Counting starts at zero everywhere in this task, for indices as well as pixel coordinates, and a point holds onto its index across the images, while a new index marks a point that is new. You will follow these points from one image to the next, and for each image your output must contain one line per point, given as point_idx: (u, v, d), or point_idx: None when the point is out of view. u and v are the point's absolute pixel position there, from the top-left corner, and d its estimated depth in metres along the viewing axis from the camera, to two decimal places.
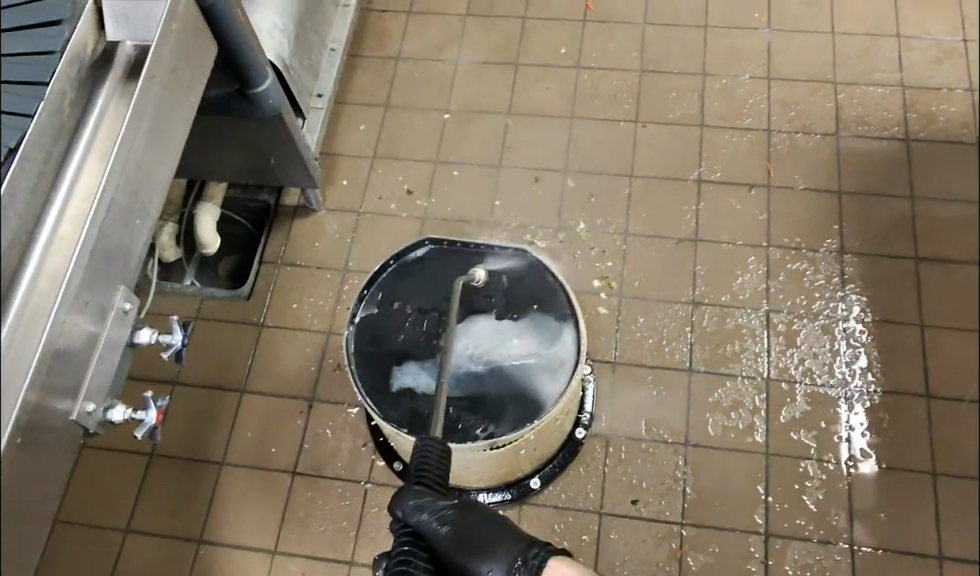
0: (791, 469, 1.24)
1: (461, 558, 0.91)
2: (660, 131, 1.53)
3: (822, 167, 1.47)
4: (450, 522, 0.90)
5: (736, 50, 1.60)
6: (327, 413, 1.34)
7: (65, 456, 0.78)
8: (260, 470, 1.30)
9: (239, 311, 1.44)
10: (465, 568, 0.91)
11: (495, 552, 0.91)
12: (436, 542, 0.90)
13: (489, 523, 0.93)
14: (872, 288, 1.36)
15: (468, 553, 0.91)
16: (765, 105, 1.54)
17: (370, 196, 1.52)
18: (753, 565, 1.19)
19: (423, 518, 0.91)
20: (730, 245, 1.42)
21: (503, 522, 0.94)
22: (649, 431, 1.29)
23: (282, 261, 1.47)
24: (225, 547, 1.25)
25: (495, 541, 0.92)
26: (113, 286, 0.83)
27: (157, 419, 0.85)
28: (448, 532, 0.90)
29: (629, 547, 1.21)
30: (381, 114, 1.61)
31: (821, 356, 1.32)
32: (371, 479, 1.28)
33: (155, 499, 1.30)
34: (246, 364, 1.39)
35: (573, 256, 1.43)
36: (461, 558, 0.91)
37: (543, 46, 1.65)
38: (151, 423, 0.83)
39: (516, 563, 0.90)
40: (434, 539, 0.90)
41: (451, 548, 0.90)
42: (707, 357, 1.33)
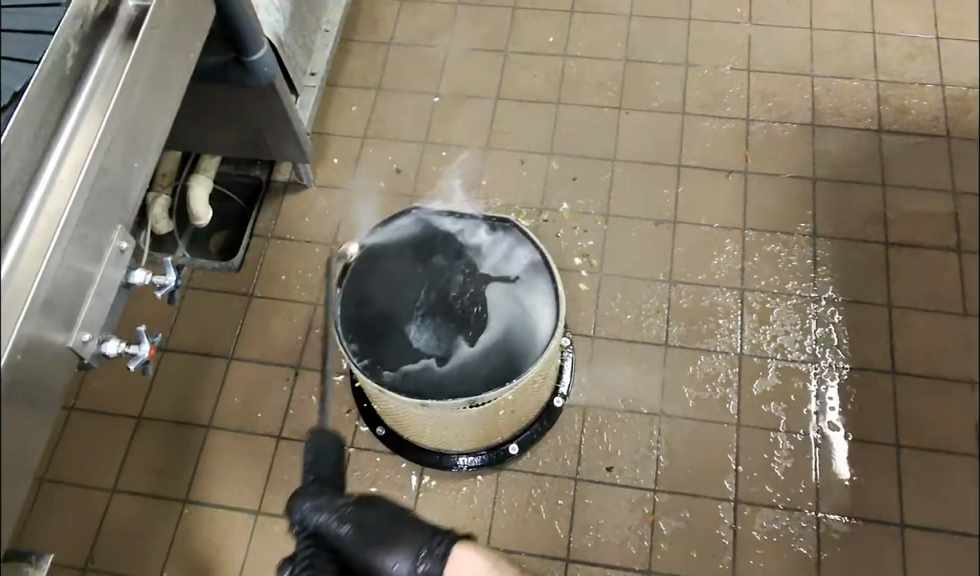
0: (760, 440, 1.29)
1: (367, 554, 0.98)
2: (643, 118, 1.58)
3: (797, 155, 1.52)
4: (350, 519, 0.99)
5: (718, 43, 1.65)
6: (313, 380, 1.37)
7: (63, 383, 0.81)
8: (245, 435, 1.34)
9: (229, 281, 1.47)
10: (368, 563, 0.98)
11: (401, 540, 0.98)
12: (338, 542, 0.99)
13: (383, 515, 1.00)
14: (843, 271, 1.41)
15: (368, 549, 0.98)
16: (745, 95, 1.59)
17: (359, 174, 1.56)
18: (722, 531, 1.23)
19: (322, 518, 1.01)
20: (708, 228, 1.46)
21: (400, 514, 1.01)
22: (625, 402, 1.32)
23: (272, 235, 1.51)
24: (210, 507, 1.28)
25: (398, 531, 0.98)
26: (112, 225, 0.87)
27: (149, 354, 0.90)
28: (348, 530, 0.99)
29: (603, 514, 1.25)
30: (372, 97, 1.65)
31: (792, 334, 1.37)
32: (354, 444, 1.32)
33: (142, 461, 1.32)
34: (234, 332, 1.42)
35: (556, 235, 1.47)
36: (366, 554, 0.98)
37: (532, 34, 1.70)
38: (144, 357, 0.89)
39: (419, 552, 0.97)
40: (338, 539, 0.99)
41: (358, 544, 0.98)
42: (684, 333, 1.38)
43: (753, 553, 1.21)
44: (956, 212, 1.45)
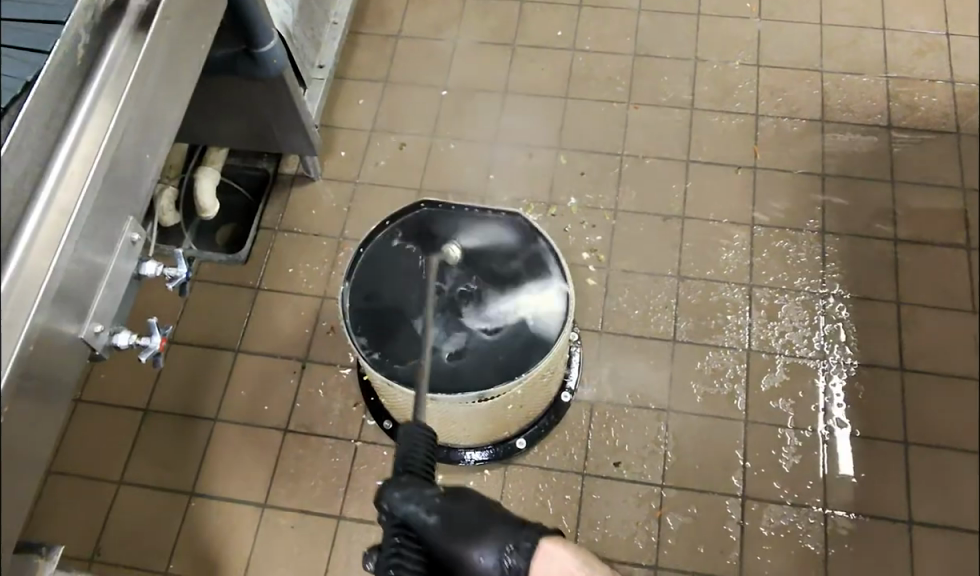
0: (768, 436, 1.29)
1: (456, 547, 0.80)
2: (652, 113, 1.58)
3: (806, 151, 1.52)
4: (440, 511, 0.78)
5: (727, 38, 1.65)
6: (320, 373, 1.37)
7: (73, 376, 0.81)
8: (252, 428, 1.33)
9: (236, 274, 1.47)
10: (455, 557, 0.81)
11: (487, 535, 0.83)
12: (426, 534, 0.79)
13: (473, 510, 0.84)
14: (852, 268, 1.41)
15: (459, 540, 0.80)
16: (754, 91, 1.59)
17: (366, 167, 1.55)
18: (730, 527, 1.23)
19: (413, 509, 0.77)
20: (716, 223, 1.46)
21: (484, 505, 0.86)
22: (633, 398, 1.32)
23: (279, 228, 1.51)
24: (217, 500, 1.28)
25: (485, 524, 0.83)
26: (123, 216, 0.86)
27: (160, 346, 0.90)
28: (438, 523, 0.78)
29: (610, 509, 1.25)
30: (380, 90, 1.64)
31: (800, 330, 1.36)
32: (361, 438, 1.32)
33: (149, 453, 1.32)
34: (241, 325, 1.42)
35: (564, 230, 1.46)
36: (457, 547, 0.80)
37: (540, 28, 1.69)
38: (155, 349, 0.89)
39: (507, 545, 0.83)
40: (426, 531, 0.78)
41: (444, 537, 0.79)
42: (692, 329, 1.37)
43: (761, 549, 1.21)
44: (965, 209, 1.44)
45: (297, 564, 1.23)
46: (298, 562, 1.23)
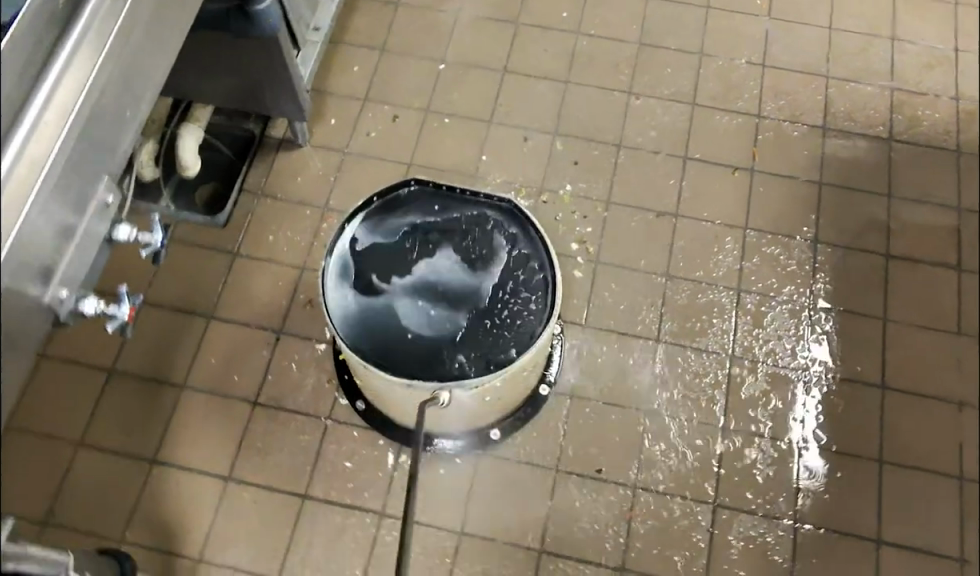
0: (745, 445, 1.27)
1: None
2: (652, 106, 1.54)
3: (804, 156, 1.49)
4: None
5: (733, 34, 1.61)
6: (294, 347, 1.33)
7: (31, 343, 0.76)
8: (220, 398, 1.30)
9: (214, 237, 1.42)
10: None
11: None
12: None
13: None
14: (842, 280, 1.39)
15: None
16: (758, 91, 1.56)
17: (356, 137, 1.51)
18: (699, 533, 1.22)
19: None
20: (709, 224, 1.43)
21: None
22: (612, 396, 1.30)
23: (262, 193, 1.46)
24: (179, 470, 1.24)
25: None
26: (97, 175, 0.82)
27: (129, 316, 0.87)
28: None
29: (580, 507, 1.23)
30: (376, 58, 1.59)
31: (785, 339, 1.35)
32: (332, 416, 1.28)
33: (111, 417, 1.28)
34: (215, 290, 1.38)
35: (554, 218, 1.43)
36: None
37: (545, 7, 1.64)
38: (123, 320, 0.86)
39: None
40: None
41: None
42: (676, 330, 1.35)
43: (728, 557, 1.20)
44: (958, 229, 1.43)
45: (257, 541, 1.20)
46: (259, 539, 1.20)
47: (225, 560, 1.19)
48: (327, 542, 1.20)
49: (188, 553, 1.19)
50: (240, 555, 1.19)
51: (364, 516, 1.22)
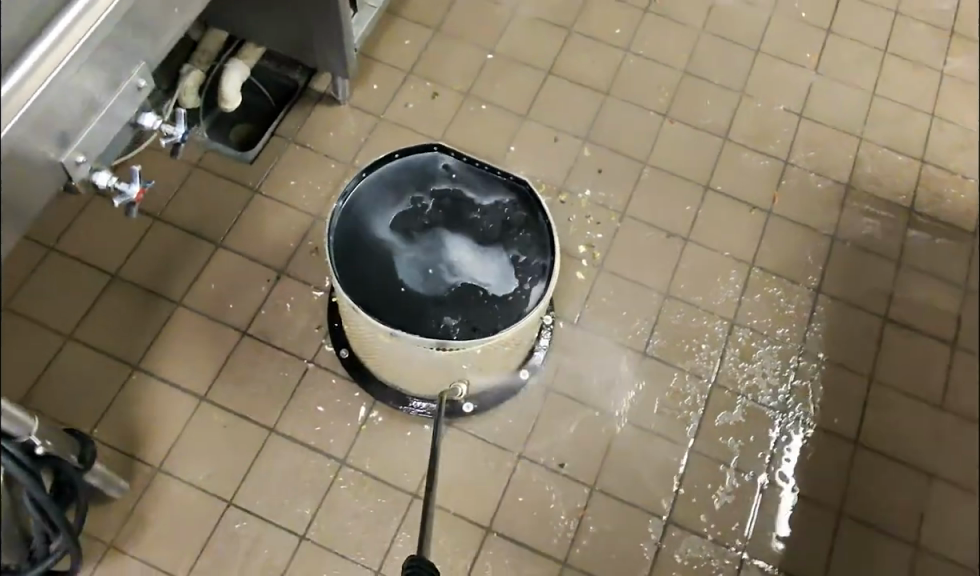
0: (709, 470, 1.28)
1: None
2: (685, 133, 1.57)
3: (823, 209, 1.51)
4: None
5: (778, 81, 1.64)
6: (292, 288, 1.36)
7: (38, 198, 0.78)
8: (211, 322, 1.32)
9: (238, 172, 1.46)
10: None
11: None
12: None
13: None
14: (838, 332, 1.40)
15: None
16: (790, 138, 1.58)
17: (394, 105, 1.55)
18: (645, 545, 1.23)
19: None
20: (717, 253, 1.45)
21: None
22: (589, 397, 1.32)
23: (293, 139, 1.50)
24: (157, 382, 1.27)
25: None
26: (134, 58, 0.86)
27: (137, 197, 0.87)
28: None
29: (535, 495, 1.24)
30: (428, 36, 1.63)
31: (769, 378, 1.36)
32: (315, 360, 1.31)
33: (104, 318, 1.31)
34: (229, 221, 1.41)
35: (567, 219, 1.46)
36: None
37: (601, 20, 1.68)
38: (131, 199, 0.86)
39: None
40: None
41: None
42: (664, 347, 1.37)
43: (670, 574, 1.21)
44: None
45: (218, 464, 1.23)
46: (220, 462, 1.23)
47: (183, 476, 1.22)
48: (284, 478, 1.22)
49: (150, 461, 1.22)
50: (199, 474, 1.22)
51: (325, 461, 1.24)
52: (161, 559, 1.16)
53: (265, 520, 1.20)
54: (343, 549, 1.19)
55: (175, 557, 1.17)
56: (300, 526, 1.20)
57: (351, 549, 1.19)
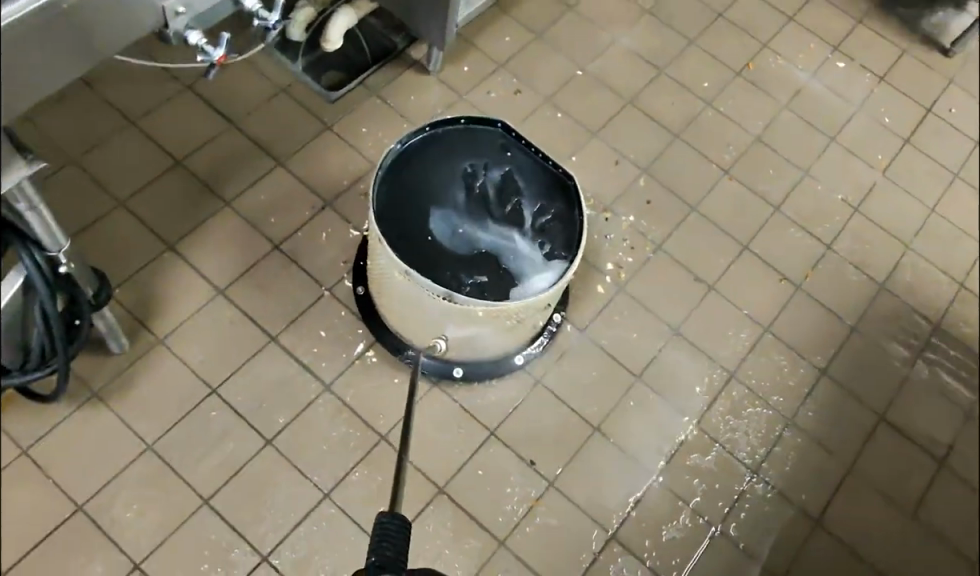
0: (666, 502, 1.29)
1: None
2: (740, 192, 1.61)
3: (852, 299, 1.53)
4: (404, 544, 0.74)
5: (843, 172, 1.67)
6: (332, 221, 1.43)
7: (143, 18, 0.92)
8: (250, 228, 1.40)
9: (318, 106, 1.55)
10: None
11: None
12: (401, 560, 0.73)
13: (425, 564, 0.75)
14: (829, 415, 1.41)
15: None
16: (839, 227, 1.61)
17: (477, 90, 1.62)
18: (584, 552, 1.24)
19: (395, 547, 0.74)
20: (736, 309, 1.48)
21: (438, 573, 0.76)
22: (573, 401, 1.34)
23: (376, 93, 1.58)
24: (185, 265, 1.35)
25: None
26: None
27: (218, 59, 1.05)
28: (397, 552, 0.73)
29: (495, 472, 1.27)
30: (528, 39, 1.71)
31: (751, 437, 1.37)
32: (332, 290, 1.37)
33: (157, 197, 1.40)
34: (295, 146, 1.49)
35: (605, 236, 1.50)
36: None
37: (693, 71, 1.74)
38: (213, 59, 1.04)
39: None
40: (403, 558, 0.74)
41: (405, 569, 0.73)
42: (659, 379, 1.39)
43: None
44: None
45: (214, 353, 1.29)
46: (216, 352, 1.29)
47: (180, 353, 1.28)
48: (268, 384, 1.28)
49: (155, 331, 1.29)
50: (194, 357, 1.28)
51: (311, 380, 1.29)
52: (135, 419, 1.22)
53: (239, 415, 1.25)
54: (302, 464, 1.23)
55: (148, 422, 1.22)
56: (269, 430, 1.24)
57: (309, 466, 1.23)
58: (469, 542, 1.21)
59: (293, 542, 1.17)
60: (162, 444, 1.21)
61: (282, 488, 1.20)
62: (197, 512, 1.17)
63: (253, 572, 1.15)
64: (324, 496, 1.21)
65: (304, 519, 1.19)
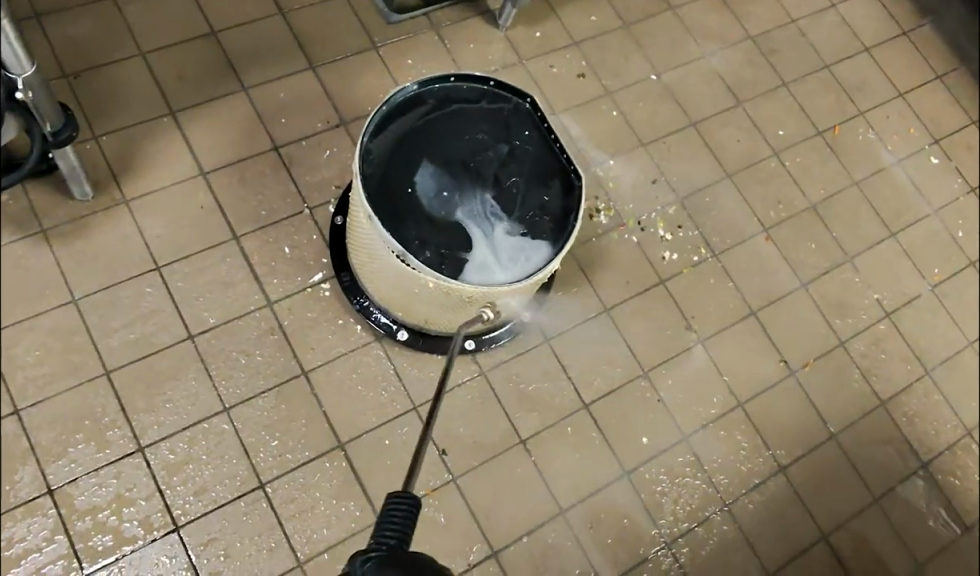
0: (563, 540, 1.21)
1: None
2: (771, 255, 1.48)
3: (845, 405, 1.41)
4: None
5: (890, 271, 1.53)
6: (341, 142, 1.37)
7: None
8: (256, 121, 1.34)
9: (373, 23, 1.47)
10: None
11: None
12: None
13: None
14: (770, 516, 1.30)
15: None
16: (862, 326, 1.47)
17: (540, 61, 1.53)
18: (459, 560, 1.17)
19: None
20: (718, 372, 1.37)
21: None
22: (510, 406, 1.27)
23: (436, 28, 1.50)
24: (178, 135, 1.30)
25: None
26: None
27: None
28: None
29: (402, 448, 1.20)
30: (614, 26, 1.60)
31: (680, 507, 1.27)
32: (312, 210, 1.31)
33: (179, 59, 1.35)
34: (333, 56, 1.42)
35: (611, 252, 1.41)
36: None
37: (772, 115, 1.61)
38: None
39: None
40: None
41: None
42: (607, 415, 1.30)
43: None
44: None
45: (173, 231, 1.24)
46: (175, 230, 1.24)
47: (138, 220, 1.24)
48: (212, 281, 1.23)
49: (123, 190, 1.24)
50: (151, 228, 1.24)
51: (255, 291, 1.24)
52: (70, 269, 1.19)
53: (173, 301, 1.21)
54: (214, 370, 1.18)
55: (82, 275, 1.19)
56: (196, 326, 1.20)
57: (220, 375, 1.18)
58: (348, 507, 1.16)
59: (175, 442, 1.13)
60: (87, 301, 1.18)
61: (184, 387, 1.16)
62: (95, 380, 1.14)
63: (125, 458, 1.11)
64: (221, 410, 1.16)
65: (193, 424, 1.15)
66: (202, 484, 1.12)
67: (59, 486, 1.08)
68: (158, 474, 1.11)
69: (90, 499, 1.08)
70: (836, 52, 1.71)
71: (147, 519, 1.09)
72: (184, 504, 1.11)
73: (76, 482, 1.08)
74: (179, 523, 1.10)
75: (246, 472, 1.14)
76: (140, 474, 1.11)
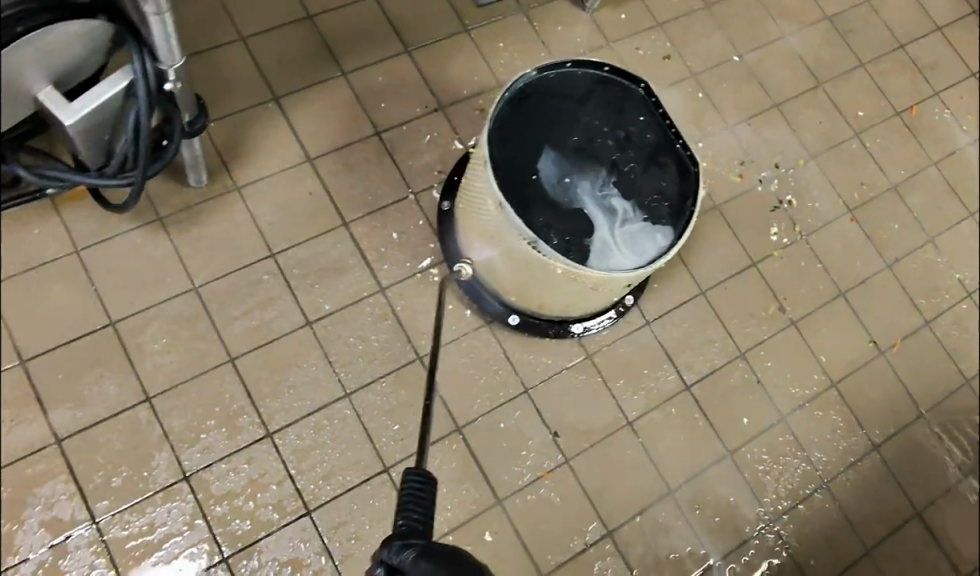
0: (673, 519, 1.24)
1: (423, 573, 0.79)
2: (857, 236, 1.50)
3: (932, 385, 1.44)
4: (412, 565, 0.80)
5: (968, 252, 1.56)
6: (440, 127, 1.37)
7: None
8: (357, 106, 1.34)
9: (463, 5, 1.46)
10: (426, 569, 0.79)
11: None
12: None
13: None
14: (866, 492, 1.34)
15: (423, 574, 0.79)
16: (944, 306, 1.50)
17: (626, 42, 1.53)
18: (575, 540, 1.20)
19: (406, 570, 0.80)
20: (811, 353, 1.39)
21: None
22: (617, 388, 1.29)
23: (524, 11, 1.50)
24: (283, 121, 1.30)
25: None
26: None
27: None
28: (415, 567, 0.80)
29: (516, 432, 1.23)
30: (696, 7, 1.60)
31: (781, 485, 1.30)
32: (416, 195, 1.32)
33: (279, 44, 1.35)
34: (427, 39, 1.42)
35: (705, 234, 1.42)
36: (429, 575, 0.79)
37: (850, 95, 1.62)
38: None
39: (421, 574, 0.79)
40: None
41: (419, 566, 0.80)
42: (709, 397, 1.32)
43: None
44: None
45: (285, 217, 1.25)
46: (286, 217, 1.25)
47: (250, 207, 1.24)
48: (325, 267, 1.24)
49: (234, 176, 1.25)
50: (264, 215, 1.24)
51: (367, 277, 1.25)
52: (189, 256, 1.20)
53: (289, 287, 1.22)
54: (333, 356, 1.20)
55: (201, 263, 1.20)
56: (313, 313, 1.21)
57: (339, 361, 1.20)
58: (468, 489, 1.18)
59: (301, 428, 1.15)
60: (207, 289, 1.19)
61: (306, 373, 1.18)
62: (220, 367, 1.15)
63: (255, 444, 1.13)
64: (343, 396, 1.18)
65: (317, 410, 1.16)
66: (330, 468, 1.14)
67: (194, 472, 1.10)
68: (287, 459, 1.13)
69: (224, 484, 1.10)
70: (909, 30, 1.72)
71: (280, 503, 1.11)
72: (314, 488, 1.13)
73: (210, 468, 1.10)
74: (311, 506, 1.12)
75: (370, 456, 1.16)
76: (270, 459, 1.13)
